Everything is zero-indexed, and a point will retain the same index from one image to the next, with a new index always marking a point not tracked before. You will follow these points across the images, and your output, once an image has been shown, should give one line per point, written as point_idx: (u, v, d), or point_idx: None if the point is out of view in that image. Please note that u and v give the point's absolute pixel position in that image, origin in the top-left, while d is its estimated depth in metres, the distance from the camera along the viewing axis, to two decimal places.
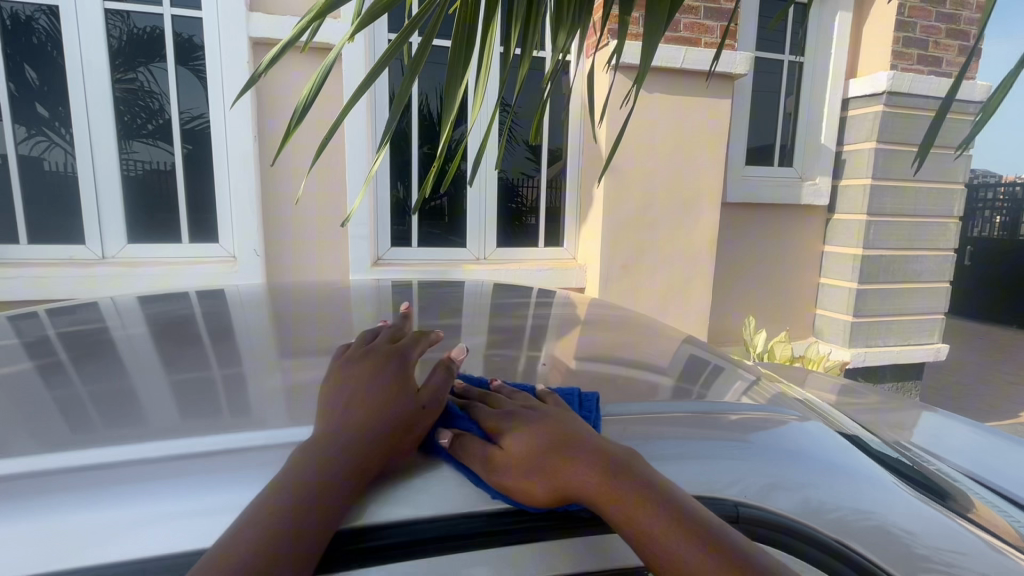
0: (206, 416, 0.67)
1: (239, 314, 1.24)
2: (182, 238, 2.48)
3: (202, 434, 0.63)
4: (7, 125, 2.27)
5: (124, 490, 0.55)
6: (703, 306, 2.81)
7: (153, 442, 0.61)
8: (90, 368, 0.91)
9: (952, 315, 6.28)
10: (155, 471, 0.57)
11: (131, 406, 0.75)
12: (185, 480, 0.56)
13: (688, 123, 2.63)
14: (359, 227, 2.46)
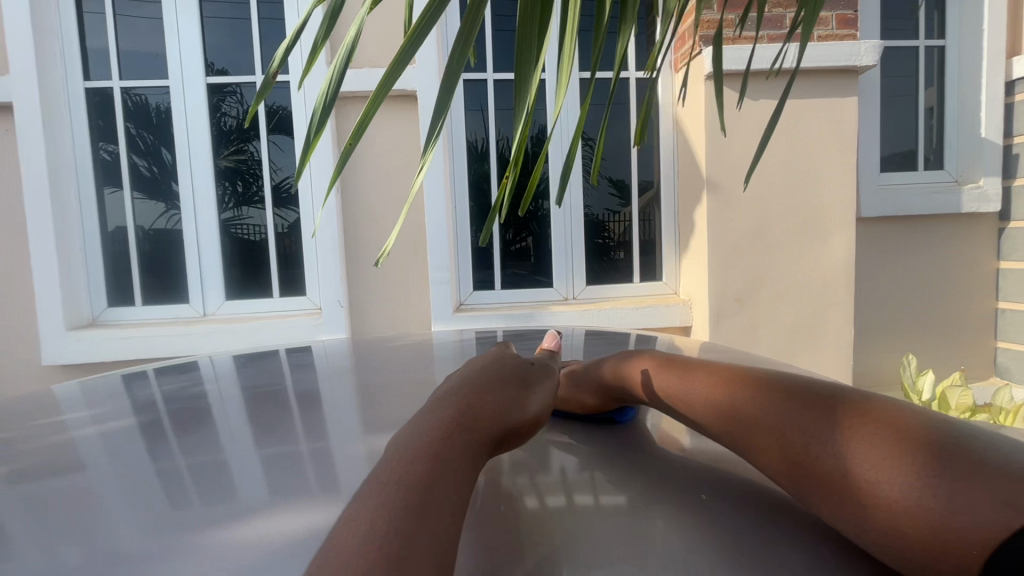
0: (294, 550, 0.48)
1: (321, 375, 1.12)
2: (273, 293, 2.54)
3: None
4: (143, 201, 2.49)
5: None
6: (842, 344, 2.32)
7: None
8: (181, 434, 0.79)
9: None
10: None
11: (244, 486, 0.60)
12: None
13: (806, 130, 2.25)
14: (440, 271, 2.34)
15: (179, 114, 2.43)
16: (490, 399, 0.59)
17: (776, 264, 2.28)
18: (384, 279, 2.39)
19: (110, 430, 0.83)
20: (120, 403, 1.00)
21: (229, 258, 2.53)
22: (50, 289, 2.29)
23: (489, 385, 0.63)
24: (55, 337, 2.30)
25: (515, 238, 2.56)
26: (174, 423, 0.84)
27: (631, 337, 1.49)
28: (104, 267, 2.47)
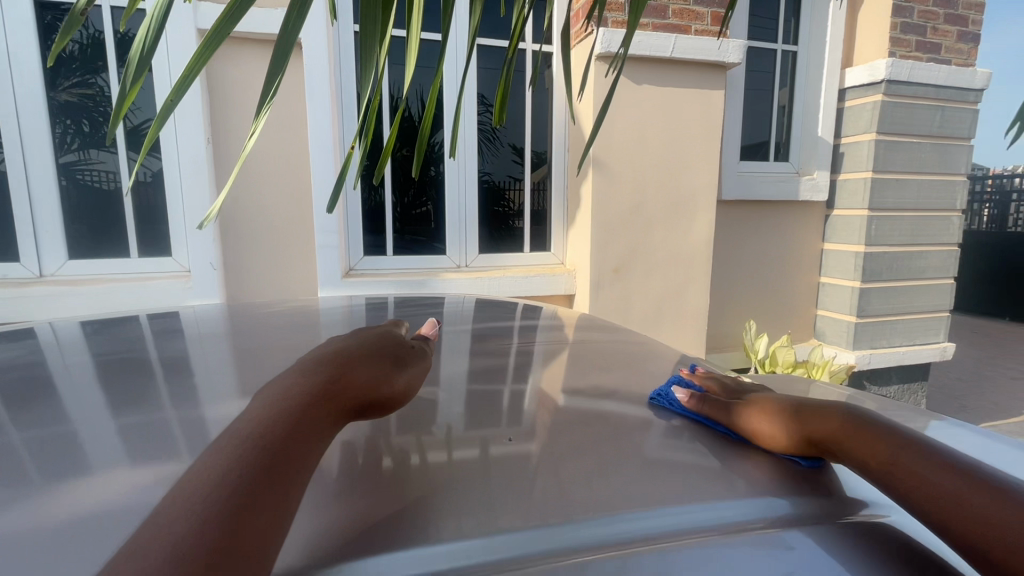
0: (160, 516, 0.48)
1: (188, 340, 1.06)
2: (130, 253, 2.26)
3: None
4: None
5: None
6: (698, 312, 2.64)
7: None
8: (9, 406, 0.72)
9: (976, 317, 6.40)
10: None
11: (85, 458, 0.57)
12: None
13: (679, 117, 2.46)
14: (327, 235, 2.25)
15: None
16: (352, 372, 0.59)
17: (650, 239, 2.51)
18: (264, 241, 2.24)
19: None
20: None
21: (73, 210, 2.20)
22: None
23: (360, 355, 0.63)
24: None
25: (409, 203, 2.52)
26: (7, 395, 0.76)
27: (515, 304, 1.58)
28: None
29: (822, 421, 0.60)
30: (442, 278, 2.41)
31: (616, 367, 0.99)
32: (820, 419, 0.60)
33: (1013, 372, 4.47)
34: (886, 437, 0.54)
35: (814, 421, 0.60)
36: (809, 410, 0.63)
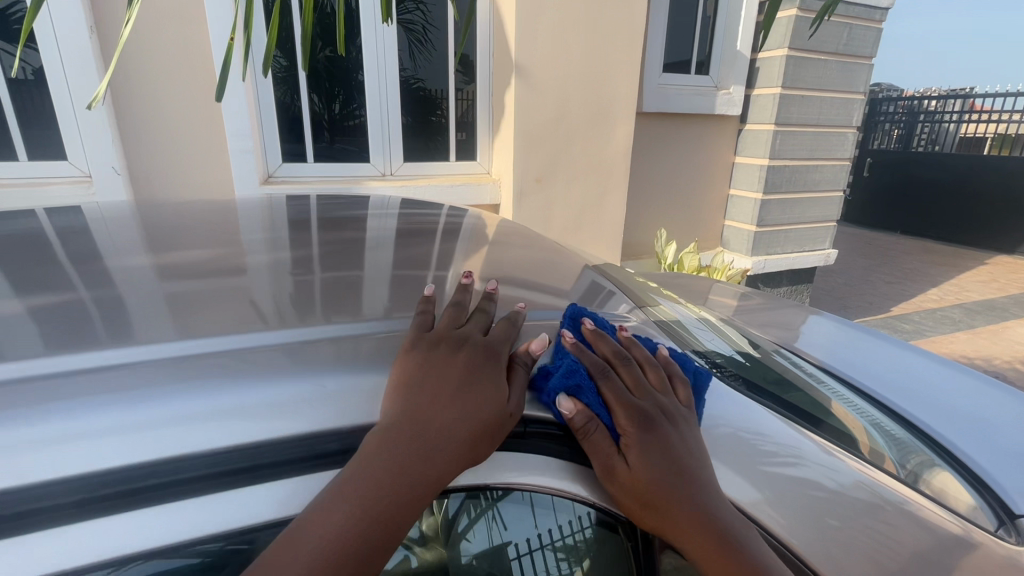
0: (77, 342, 0.56)
1: (94, 231, 1.08)
2: (18, 157, 2.06)
3: None
4: None
5: None
6: (615, 220, 2.82)
7: None
8: None
9: (869, 230, 7.15)
10: None
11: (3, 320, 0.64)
12: None
13: (602, 23, 2.47)
14: (241, 139, 2.18)
15: None
16: (483, 395, 0.53)
17: (572, 150, 2.60)
18: (169, 146, 2.12)
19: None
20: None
21: None
22: None
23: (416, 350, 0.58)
24: None
25: (335, 112, 2.46)
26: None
27: (431, 205, 1.66)
28: None
29: (688, 504, 0.58)
30: (367, 186, 2.41)
31: (511, 255, 1.13)
32: (688, 501, 0.58)
33: (888, 277, 5.12)
34: (719, 545, 0.58)
35: (682, 496, 0.58)
36: (684, 483, 0.59)
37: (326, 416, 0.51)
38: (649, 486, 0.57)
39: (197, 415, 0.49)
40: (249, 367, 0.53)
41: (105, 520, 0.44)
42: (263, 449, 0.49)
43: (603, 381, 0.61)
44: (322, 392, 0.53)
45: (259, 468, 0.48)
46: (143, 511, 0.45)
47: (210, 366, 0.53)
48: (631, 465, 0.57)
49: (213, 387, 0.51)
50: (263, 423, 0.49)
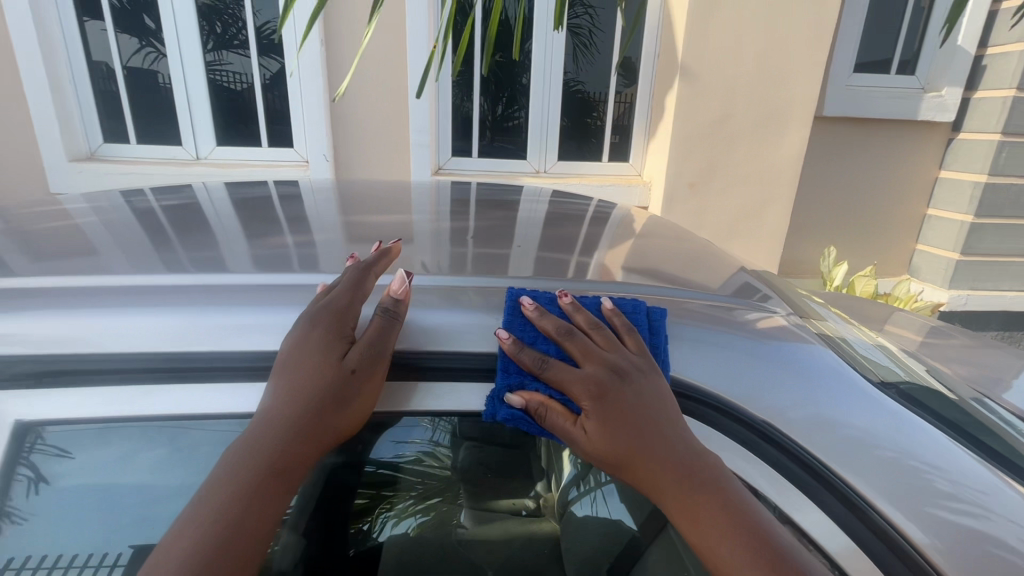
0: (282, 268, 0.70)
1: (311, 205, 1.35)
2: (262, 143, 2.59)
3: (186, 273, 0.66)
4: (119, 37, 2.43)
5: (112, 304, 0.59)
6: (776, 231, 2.61)
7: (143, 274, 0.65)
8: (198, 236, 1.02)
9: None
10: (141, 295, 0.61)
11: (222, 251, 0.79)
12: (171, 304, 0.60)
13: (786, 20, 2.29)
14: (421, 135, 2.49)
15: None
16: (299, 375, 0.54)
17: (733, 155, 2.47)
18: (367, 139, 2.50)
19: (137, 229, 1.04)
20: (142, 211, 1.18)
21: (219, 108, 2.57)
22: (48, 119, 2.33)
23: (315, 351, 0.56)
24: (61, 166, 2.39)
25: (501, 113, 2.67)
26: (191, 231, 1.05)
27: (579, 200, 1.73)
28: (96, 102, 2.47)
29: (659, 462, 0.54)
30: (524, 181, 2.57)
31: (653, 249, 1.15)
32: (661, 456, 0.54)
33: None
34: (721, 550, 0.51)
35: (651, 458, 0.54)
36: (646, 438, 0.54)
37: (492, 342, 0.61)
38: (613, 455, 0.55)
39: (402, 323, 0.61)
40: (444, 291, 0.65)
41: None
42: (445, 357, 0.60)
43: (546, 366, 0.58)
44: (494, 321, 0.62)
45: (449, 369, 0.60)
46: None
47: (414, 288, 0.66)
48: (578, 437, 0.56)
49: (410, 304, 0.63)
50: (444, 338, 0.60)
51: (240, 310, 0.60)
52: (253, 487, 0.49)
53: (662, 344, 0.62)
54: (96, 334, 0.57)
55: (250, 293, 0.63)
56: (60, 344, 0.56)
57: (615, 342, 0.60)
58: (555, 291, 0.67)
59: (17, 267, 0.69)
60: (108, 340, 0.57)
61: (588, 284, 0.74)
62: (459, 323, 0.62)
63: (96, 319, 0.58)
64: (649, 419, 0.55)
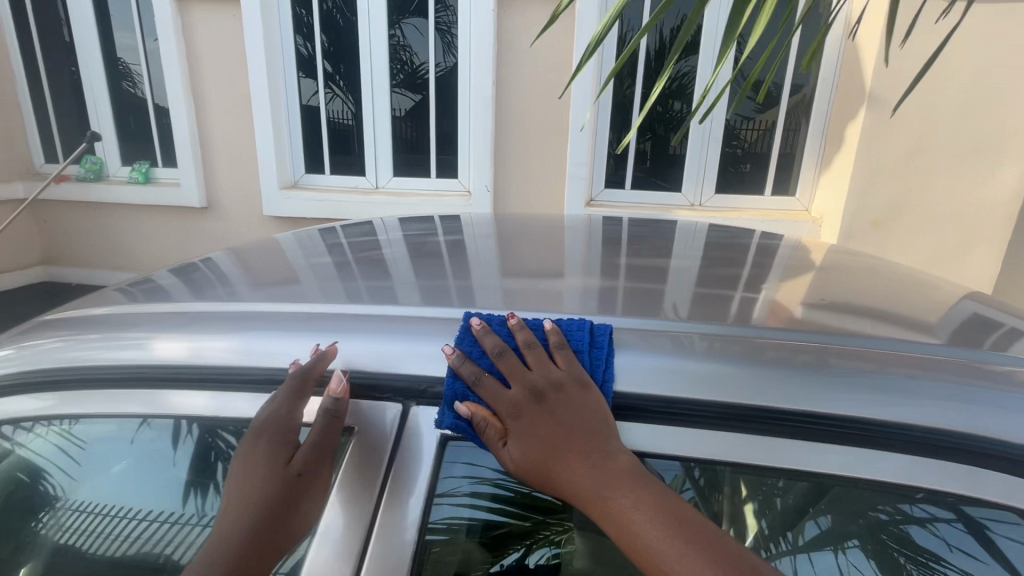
0: (442, 301, 0.72)
1: (472, 243, 1.44)
2: (431, 174, 2.85)
3: (385, 305, 0.72)
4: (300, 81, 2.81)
5: (372, 332, 0.67)
6: (977, 274, 2.28)
7: (351, 305, 0.72)
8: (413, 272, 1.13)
9: None
10: (387, 324, 0.68)
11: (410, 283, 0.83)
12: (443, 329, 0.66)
13: (1003, 38, 2.02)
14: (578, 167, 2.56)
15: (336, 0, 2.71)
16: (262, 458, 0.58)
17: (926, 188, 2.21)
18: (524, 171, 2.64)
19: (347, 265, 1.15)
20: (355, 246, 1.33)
21: (397, 142, 2.86)
22: (268, 155, 2.78)
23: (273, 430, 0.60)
24: (272, 194, 2.83)
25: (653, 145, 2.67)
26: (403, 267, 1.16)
27: (749, 233, 1.66)
28: (303, 138, 2.89)
29: (579, 472, 0.54)
30: (679, 215, 2.52)
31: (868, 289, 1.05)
32: (589, 462, 0.54)
33: None
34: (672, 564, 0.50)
35: (573, 468, 0.54)
36: (578, 443, 0.55)
37: (712, 386, 0.58)
38: (534, 462, 0.56)
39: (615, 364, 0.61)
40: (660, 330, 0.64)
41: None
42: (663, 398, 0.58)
43: (480, 380, 0.59)
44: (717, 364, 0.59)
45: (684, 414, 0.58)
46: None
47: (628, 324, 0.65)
48: (507, 449, 0.57)
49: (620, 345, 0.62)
50: (655, 380, 0.59)
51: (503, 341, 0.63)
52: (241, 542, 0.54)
53: (609, 360, 0.61)
54: (366, 357, 0.65)
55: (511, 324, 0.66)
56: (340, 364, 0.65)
57: (547, 361, 0.61)
58: (823, 338, 0.62)
59: (241, 293, 0.80)
60: (379, 362, 0.64)
61: (846, 321, 0.68)
62: (730, 366, 0.59)
63: (363, 345, 0.66)
64: (581, 427, 0.56)
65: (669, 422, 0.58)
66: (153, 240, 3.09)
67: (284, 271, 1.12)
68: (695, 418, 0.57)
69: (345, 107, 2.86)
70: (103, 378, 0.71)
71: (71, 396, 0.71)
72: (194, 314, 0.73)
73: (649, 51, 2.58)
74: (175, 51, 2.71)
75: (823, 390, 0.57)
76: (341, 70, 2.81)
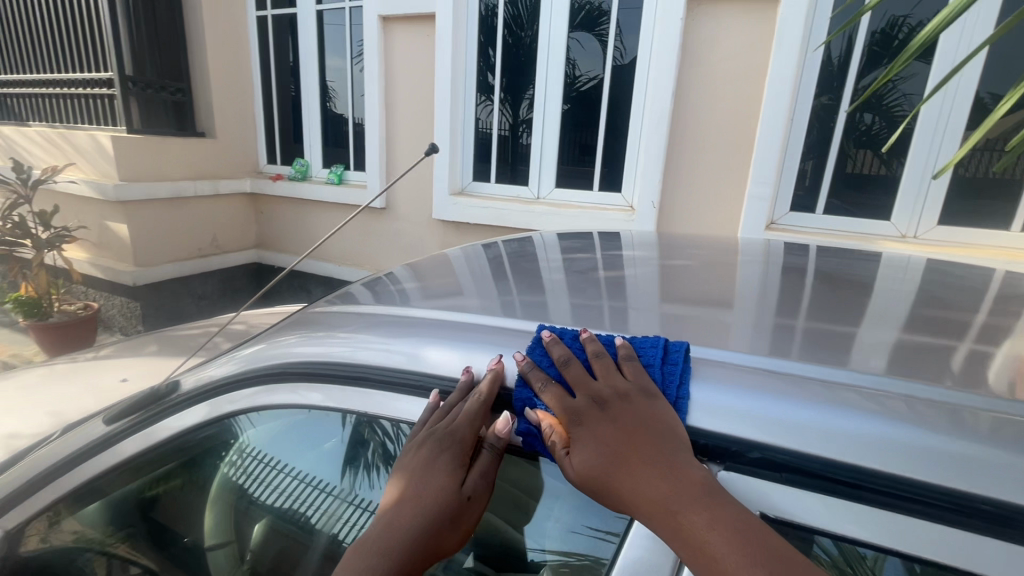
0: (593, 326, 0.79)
1: (640, 261, 1.39)
2: (594, 188, 2.80)
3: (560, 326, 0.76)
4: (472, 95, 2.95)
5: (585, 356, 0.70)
6: None
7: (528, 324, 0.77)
8: (596, 287, 1.10)
9: None
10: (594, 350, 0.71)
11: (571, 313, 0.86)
12: (662, 369, 0.66)
13: None
14: (761, 187, 2.31)
15: (513, 18, 2.81)
16: (432, 476, 0.67)
17: None
18: (695, 188, 2.47)
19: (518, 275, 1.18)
20: (525, 260, 1.36)
21: (565, 154, 2.86)
22: (443, 163, 2.98)
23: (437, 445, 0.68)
24: (442, 200, 3.02)
25: (857, 168, 2.31)
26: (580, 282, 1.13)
27: (985, 271, 1.37)
28: (475, 149, 3.03)
29: (642, 479, 0.57)
30: (886, 246, 2.15)
31: None
32: (649, 475, 0.57)
33: None
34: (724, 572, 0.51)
35: (633, 480, 0.58)
36: (643, 456, 0.58)
37: (848, 450, 0.55)
38: (597, 468, 0.60)
39: (737, 410, 0.60)
40: (811, 385, 0.61)
41: (715, 469, 0.60)
42: (796, 456, 0.57)
43: (546, 387, 0.66)
44: (870, 433, 0.56)
45: (831, 481, 0.56)
46: (722, 471, 0.59)
47: (770, 373, 0.64)
48: (572, 457, 0.62)
49: (744, 391, 0.62)
50: (778, 433, 0.58)
51: (747, 395, 0.61)
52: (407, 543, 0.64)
53: (682, 376, 0.65)
54: None
55: (749, 373, 0.64)
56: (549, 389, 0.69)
57: (613, 373, 0.66)
58: None
59: (411, 302, 0.90)
60: None
61: None
62: None
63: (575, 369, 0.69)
64: (643, 439, 0.59)
65: (967, 530, 0.51)
66: (339, 235, 3.50)
67: (442, 283, 1.11)
68: (1003, 531, 0.51)
69: (508, 120, 2.96)
70: (306, 374, 0.81)
71: (281, 386, 0.82)
72: (376, 320, 0.83)
73: (865, 59, 2.23)
74: (378, 70, 3.05)
75: (1020, 484, 0.51)
76: (508, 85, 2.91)
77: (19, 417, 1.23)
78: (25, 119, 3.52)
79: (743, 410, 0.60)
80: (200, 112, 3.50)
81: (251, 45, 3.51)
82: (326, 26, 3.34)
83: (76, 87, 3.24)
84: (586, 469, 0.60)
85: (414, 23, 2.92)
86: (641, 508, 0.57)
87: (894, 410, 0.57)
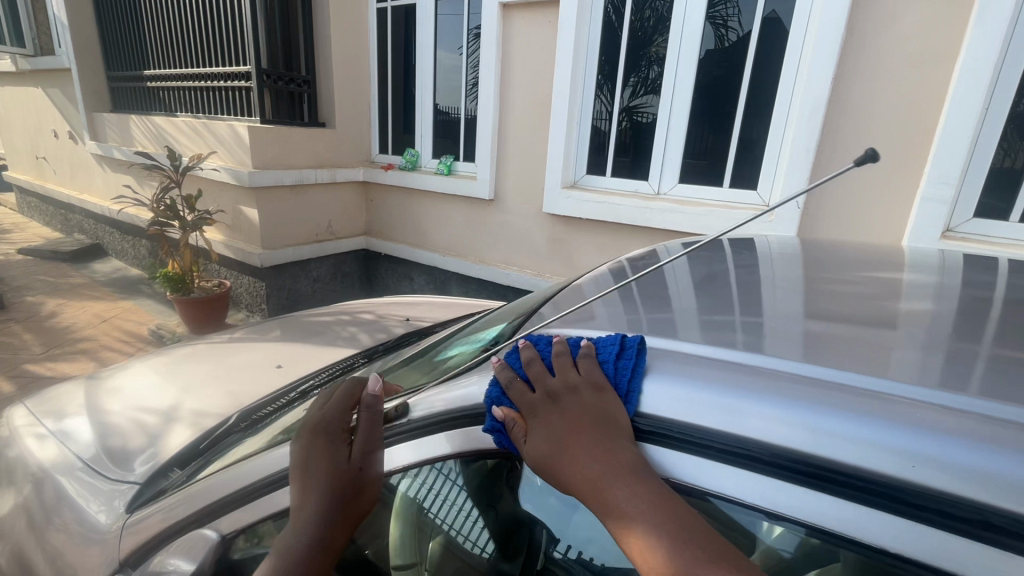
0: (728, 343, 0.71)
1: (827, 269, 1.20)
2: (723, 184, 2.58)
3: (781, 364, 0.65)
4: (592, 84, 2.81)
5: (827, 406, 0.58)
6: None
7: (743, 360, 0.66)
8: (795, 297, 0.95)
9: None
10: (838, 398, 0.58)
11: (779, 342, 0.72)
12: (942, 431, 0.53)
13: None
14: (938, 189, 1.99)
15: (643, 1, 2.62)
16: (322, 467, 0.77)
17: None
18: (850, 187, 2.19)
19: (657, 284, 1.09)
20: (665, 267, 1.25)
21: (691, 147, 2.65)
22: (557, 156, 2.88)
23: (326, 439, 0.79)
24: (554, 193, 2.94)
25: None
26: (732, 289, 1.01)
27: None
28: (591, 140, 2.90)
29: (581, 464, 0.63)
30: None
31: None
32: (587, 459, 0.63)
33: None
34: (645, 547, 0.57)
35: (571, 466, 0.64)
36: (581, 445, 0.64)
37: (897, 465, 0.52)
38: (547, 454, 0.66)
39: (761, 416, 0.59)
40: (894, 407, 0.56)
41: (779, 482, 0.56)
42: (841, 468, 0.54)
43: (511, 385, 0.72)
44: (954, 460, 0.51)
45: (916, 507, 0.51)
46: (770, 480, 0.57)
47: (846, 393, 0.59)
48: (529, 445, 0.68)
49: (750, 394, 0.61)
50: (799, 432, 0.56)
51: None
52: (324, 523, 0.74)
53: (634, 371, 0.68)
54: (830, 436, 0.55)
55: None
56: (787, 444, 0.56)
57: (568, 369, 0.71)
58: None
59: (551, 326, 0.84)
60: (848, 446, 0.54)
61: None
62: None
63: (816, 421, 0.57)
64: (582, 432, 0.65)
65: None
66: (443, 225, 3.53)
67: (586, 295, 1.02)
68: None
69: (630, 110, 2.79)
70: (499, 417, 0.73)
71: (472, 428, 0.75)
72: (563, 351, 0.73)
73: None
74: (494, 60, 3.00)
75: None
76: (632, 72, 2.73)
77: (187, 393, 1.31)
78: (174, 110, 3.87)
79: (735, 406, 0.60)
80: (322, 103, 3.66)
81: (371, 36, 3.60)
82: (444, 14, 3.33)
83: (219, 80, 3.49)
84: (535, 451, 0.67)
85: (537, 10, 2.82)
86: (580, 489, 0.63)
87: (1006, 442, 0.51)
